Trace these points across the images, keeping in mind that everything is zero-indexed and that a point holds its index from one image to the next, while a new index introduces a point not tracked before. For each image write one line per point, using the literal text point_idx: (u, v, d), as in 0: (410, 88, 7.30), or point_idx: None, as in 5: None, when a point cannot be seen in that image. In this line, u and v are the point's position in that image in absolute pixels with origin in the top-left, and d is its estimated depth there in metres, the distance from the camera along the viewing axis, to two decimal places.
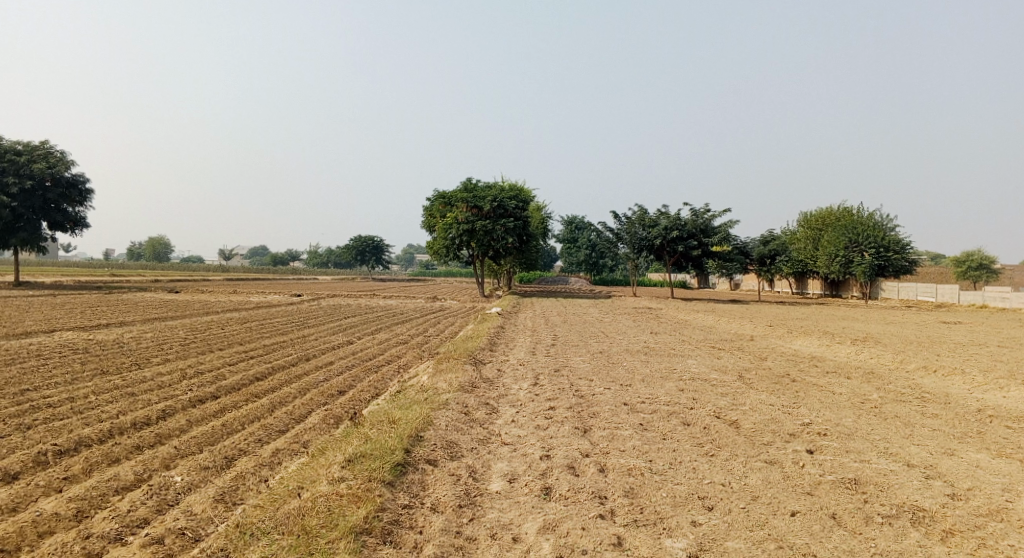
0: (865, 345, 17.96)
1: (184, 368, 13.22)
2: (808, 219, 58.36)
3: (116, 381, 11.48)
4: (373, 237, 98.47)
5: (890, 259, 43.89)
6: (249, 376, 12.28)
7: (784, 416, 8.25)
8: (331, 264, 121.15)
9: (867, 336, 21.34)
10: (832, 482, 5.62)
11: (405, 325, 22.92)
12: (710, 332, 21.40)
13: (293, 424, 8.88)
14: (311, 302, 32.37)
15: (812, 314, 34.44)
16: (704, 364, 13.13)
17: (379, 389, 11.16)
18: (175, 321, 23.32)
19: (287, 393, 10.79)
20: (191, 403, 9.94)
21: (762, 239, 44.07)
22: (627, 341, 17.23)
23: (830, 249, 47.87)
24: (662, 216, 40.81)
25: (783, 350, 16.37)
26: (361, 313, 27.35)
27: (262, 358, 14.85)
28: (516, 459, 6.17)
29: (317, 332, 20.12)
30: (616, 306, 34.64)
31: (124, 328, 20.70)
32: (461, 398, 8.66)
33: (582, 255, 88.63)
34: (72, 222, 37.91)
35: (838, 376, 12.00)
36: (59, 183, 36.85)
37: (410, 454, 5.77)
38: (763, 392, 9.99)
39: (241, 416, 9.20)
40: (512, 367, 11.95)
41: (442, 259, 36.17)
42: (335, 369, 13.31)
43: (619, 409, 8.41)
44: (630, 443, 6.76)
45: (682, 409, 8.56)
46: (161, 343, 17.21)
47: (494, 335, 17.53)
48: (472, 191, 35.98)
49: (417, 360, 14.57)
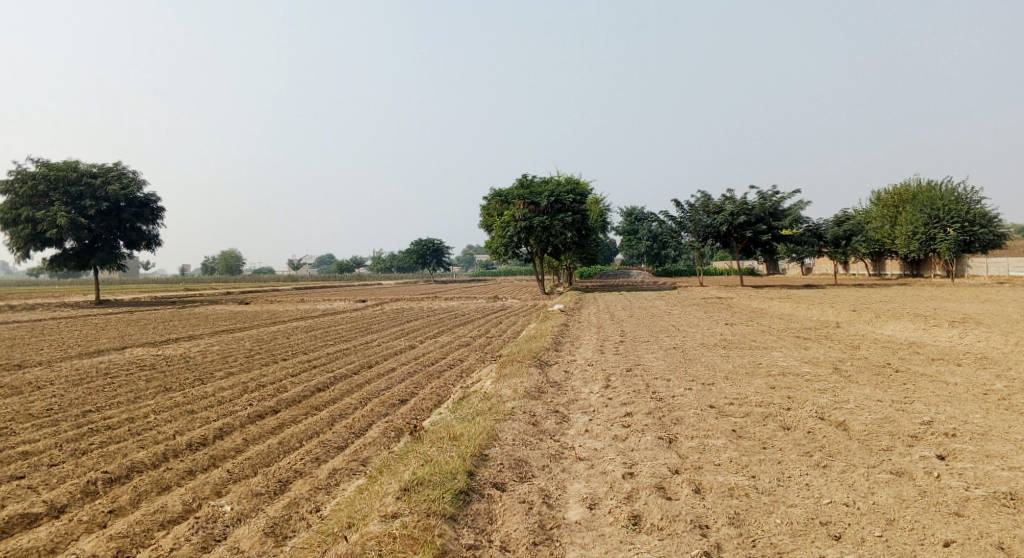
0: (967, 327, 16.33)
1: (245, 381, 13.00)
2: (883, 196, 55.07)
3: (178, 399, 11.29)
4: (431, 239, 98.96)
5: (977, 233, 40.80)
6: (309, 387, 11.91)
7: (899, 414, 7.16)
8: (395, 269, 122.60)
9: (966, 316, 19.49)
10: (984, 497, 4.60)
11: (467, 327, 22.40)
12: (789, 320, 19.99)
13: (351, 439, 8.35)
14: (374, 308, 32.37)
15: (896, 295, 32.23)
16: (791, 356, 12.01)
17: (443, 397, 10.56)
18: (242, 332, 23.46)
19: (347, 404, 10.32)
20: (249, 419, 9.58)
21: (835, 219, 41.59)
22: (701, 334, 16.16)
23: (909, 226, 44.97)
24: (726, 201, 39.06)
25: (876, 336, 14.97)
26: (422, 316, 26.98)
27: (324, 367, 14.54)
28: (595, 478, 5.39)
29: (379, 338, 19.80)
30: (683, 296, 33.25)
31: (192, 342, 20.91)
32: (528, 406, 7.94)
33: (643, 247, 86.64)
34: (146, 241, 39.13)
35: (948, 364, 10.64)
36: (133, 202, 38.05)
37: (474, 478, 5.07)
38: (868, 387, 8.85)
39: (298, 432, 8.75)
40: (581, 369, 11.13)
41: (501, 258, 35.59)
42: (397, 377, 12.81)
43: (705, 412, 7.52)
44: (726, 454, 5.89)
45: (778, 410, 7.58)
46: (226, 356, 17.20)
47: (558, 334, 16.67)
48: (528, 188, 35.27)
49: (480, 364, 13.92)
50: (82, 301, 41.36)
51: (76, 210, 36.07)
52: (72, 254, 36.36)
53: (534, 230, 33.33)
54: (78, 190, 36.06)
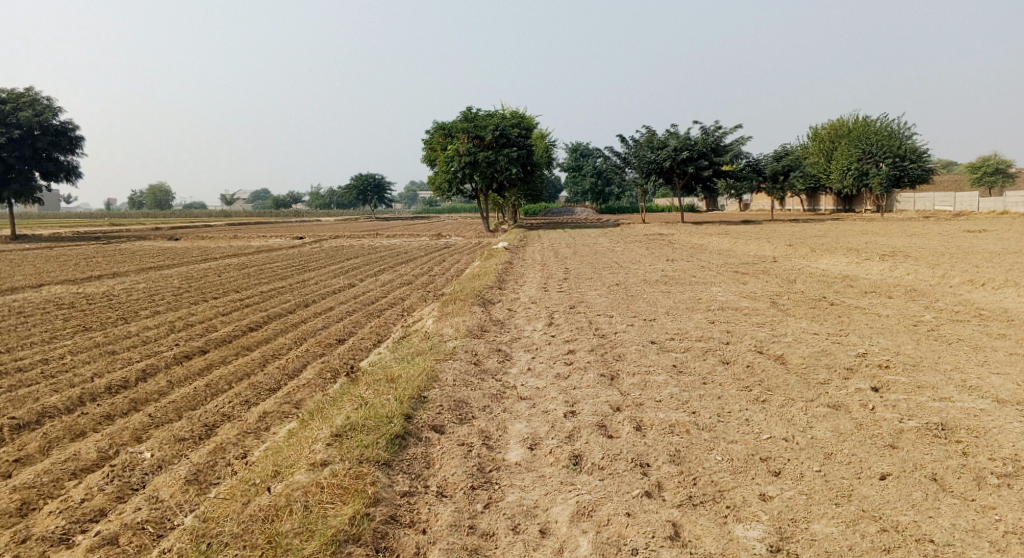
0: (895, 260, 16.92)
1: (173, 321, 12.39)
2: (820, 133, 56.20)
3: (98, 340, 10.64)
4: (373, 174, 96.41)
5: (906, 169, 42.20)
6: (241, 326, 11.41)
7: (834, 347, 7.29)
8: (335, 206, 119.45)
9: (894, 250, 20.22)
10: (917, 429, 4.68)
11: (409, 264, 21.96)
12: (728, 255, 20.31)
13: (285, 381, 8.02)
14: (313, 245, 31.48)
15: (829, 229, 33.25)
16: (731, 291, 12.18)
17: (382, 336, 10.26)
18: (172, 270, 22.41)
19: (281, 344, 9.93)
20: (176, 361, 9.10)
21: (774, 155, 42.25)
22: (643, 270, 16.25)
23: (843, 163, 46.14)
24: (669, 137, 39.10)
25: (811, 270, 15.35)
26: (363, 253, 26.32)
27: (258, 305, 14.01)
28: (536, 418, 5.26)
29: (318, 275, 19.22)
30: (627, 233, 33.44)
31: (117, 280, 19.83)
32: (468, 345, 7.73)
33: (587, 183, 86.71)
34: (65, 172, 36.60)
35: (879, 296, 10.96)
36: (48, 132, 35.42)
37: (410, 421, 4.86)
38: (804, 320, 9.01)
39: (229, 374, 8.35)
40: (524, 306, 10.98)
41: (444, 194, 34.87)
42: (335, 315, 12.44)
43: (646, 349, 7.48)
44: (667, 391, 5.84)
45: (718, 345, 7.60)
46: (153, 294, 16.38)
47: (502, 271, 16.47)
48: (472, 121, 34.35)
49: (422, 302, 13.62)
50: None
51: None
52: None
53: (478, 165, 32.67)
54: None
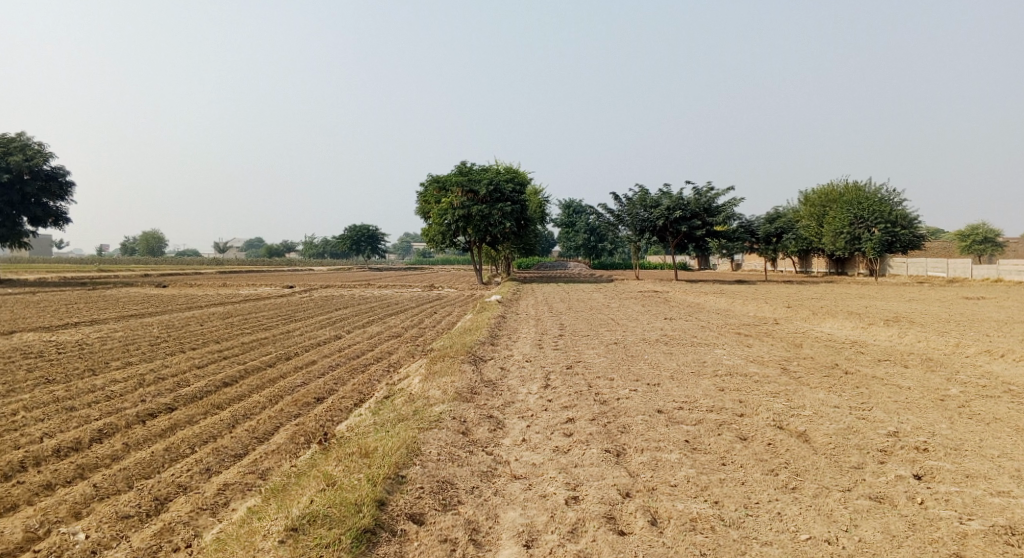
0: (901, 326, 16.32)
1: (143, 374, 11.55)
2: (811, 196, 56.52)
3: (57, 393, 9.78)
4: (366, 225, 96.33)
5: (898, 234, 41.99)
6: (214, 381, 10.59)
7: (861, 424, 6.57)
8: (327, 255, 119.08)
9: (896, 315, 19.66)
10: (983, 533, 4.03)
11: (399, 317, 21.15)
12: (728, 316, 19.69)
13: (253, 445, 7.25)
14: (302, 294, 30.72)
15: (824, 292, 32.81)
16: (735, 354, 11.49)
17: (365, 395, 9.47)
18: (152, 318, 21.53)
19: (254, 403, 9.11)
20: (137, 420, 8.27)
21: (767, 217, 42.18)
22: (641, 329, 15.62)
23: (836, 226, 46.11)
24: (663, 196, 39.03)
25: (815, 335, 14.71)
26: (353, 304, 25.62)
27: (236, 359, 13.18)
28: (532, 503, 4.54)
29: (304, 327, 18.43)
30: (621, 289, 32.95)
31: (94, 327, 19.03)
32: (457, 410, 6.99)
33: (581, 239, 86.86)
34: (54, 217, 36.02)
35: (894, 365, 10.25)
36: (38, 175, 34.93)
37: (384, 510, 4.19)
38: (821, 391, 8.30)
39: (191, 436, 7.53)
40: (517, 365, 10.24)
41: (438, 247, 34.38)
42: (316, 370, 11.63)
43: (654, 419, 6.76)
44: (682, 473, 5.13)
45: (732, 417, 6.88)
46: (128, 343, 15.55)
47: (494, 326, 15.76)
48: (468, 175, 34.17)
49: (409, 358, 12.83)
50: None
51: None
52: None
53: (472, 219, 32.34)
54: None
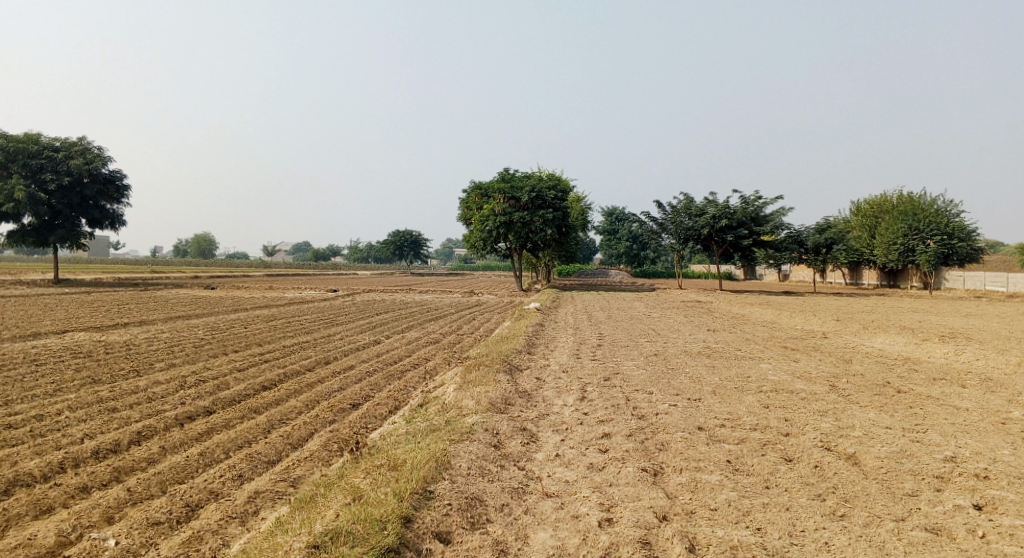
0: (959, 343, 15.57)
1: (186, 375, 11.74)
2: (863, 206, 54.87)
3: (102, 394, 10.00)
4: (409, 231, 97.31)
5: (955, 247, 40.36)
6: (253, 384, 10.69)
7: (917, 447, 6.21)
8: (371, 260, 120.65)
9: (953, 331, 18.80)
10: None
11: (438, 323, 21.16)
12: (773, 328, 19.14)
13: (286, 452, 7.25)
14: (344, 298, 31.07)
15: (875, 306, 31.68)
16: (781, 369, 11.09)
17: (400, 402, 9.40)
18: (198, 319, 22.00)
19: (290, 408, 9.14)
20: (175, 423, 8.38)
21: (816, 227, 41.04)
22: (682, 340, 15.26)
23: (888, 237, 44.61)
24: (708, 205, 38.34)
25: (866, 350, 14.14)
26: (393, 309, 25.80)
27: (275, 362, 13.31)
28: (563, 525, 4.39)
29: (344, 331, 18.56)
30: (663, 299, 32.39)
31: (143, 328, 19.53)
32: (490, 421, 6.85)
33: (623, 247, 86.08)
34: (110, 219, 37.27)
35: (952, 385, 9.73)
36: (97, 179, 36.18)
37: (407, 532, 4.13)
38: (872, 410, 7.90)
39: (226, 441, 7.58)
40: (554, 376, 10.06)
41: (478, 253, 34.42)
42: (353, 376, 11.64)
43: (693, 437, 6.51)
44: (722, 497, 4.91)
45: (777, 437, 6.57)
46: (173, 345, 15.89)
47: (532, 335, 15.60)
48: (509, 181, 34.15)
49: (446, 365, 12.76)
50: (40, 279, 39.40)
51: (35, 183, 34.19)
52: (30, 230, 34.46)
53: (513, 226, 32.27)
54: (38, 163, 34.29)
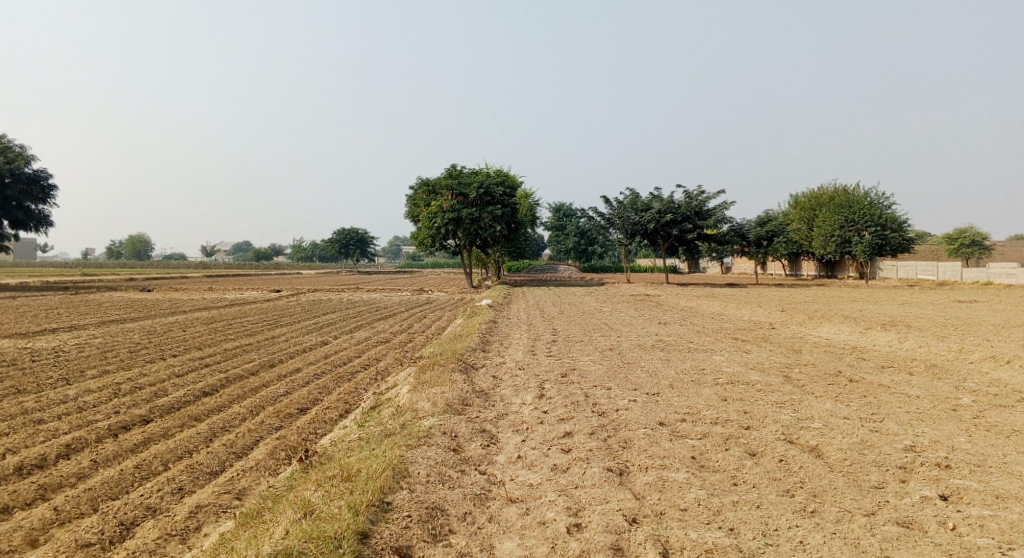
0: (899, 331, 16.03)
1: (120, 382, 11.04)
2: (801, 199, 56.56)
3: (26, 404, 9.28)
4: (355, 229, 95.71)
5: (888, 238, 41.92)
6: (193, 391, 10.11)
7: (877, 437, 6.22)
8: (317, 259, 118.30)
9: (892, 320, 19.40)
10: None
11: (388, 321, 20.67)
12: (722, 320, 19.37)
13: (230, 462, 6.81)
14: (289, 298, 30.18)
15: (816, 296, 32.59)
16: (735, 361, 11.13)
17: (351, 406, 9.01)
18: (133, 323, 20.93)
19: (234, 414, 8.66)
20: (108, 433, 7.80)
21: (758, 220, 42.01)
22: (635, 334, 15.26)
23: (826, 229, 46.04)
24: (655, 199, 38.77)
25: (813, 340, 14.38)
26: (341, 308, 25.15)
27: (217, 366, 12.69)
28: (530, 532, 4.18)
29: (290, 332, 17.92)
30: (613, 293, 32.62)
31: (72, 333, 18.43)
32: (447, 424, 6.57)
33: (571, 242, 86.71)
34: (36, 220, 35.30)
35: (900, 373, 9.92)
36: (21, 178, 34.22)
37: (366, 548, 3.86)
38: (828, 401, 7.94)
39: (165, 451, 7.07)
40: (510, 374, 9.83)
41: (427, 250, 33.94)
42: (301, 379, 11.17)
43: (656, 433, 6.37)
44: (693, 495, 4.78)
45: (738, 430, 6.50)
46: (106, 350, 15.02)
47: (485, 332, 15.34)
48: (457, 177, 33.76)
49: (397, 365, 12.39)
50: None
51: None
52: None
53: (462, 222, 31.92)
54: None
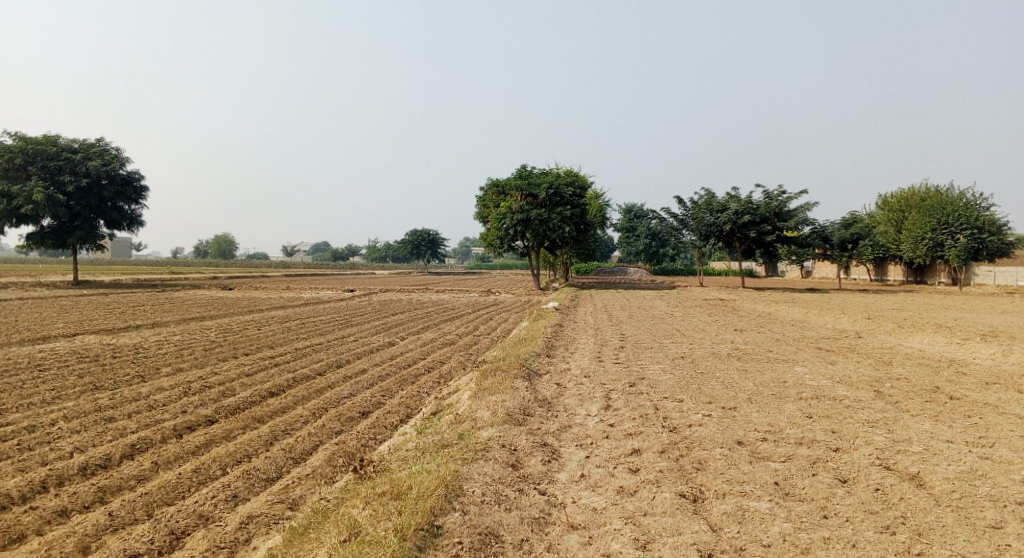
0: (1002, 343, 14.67)
1: (191, 381, 11.25)
2: (889, 200, 53.51)
3: (101, 401, 9.52)
4: (426, 230, 97.01)
5: (986, 242, 39.04)
6: (258, 391, 10.15)
7: (991, 466, 5.49)
8: (389, 259, 120.56)
9: (994, 330, 17.87)
10: None
11: (454, 323, 20.51)
12: (803, 328, 18.31)
13: (287, 467, 6.71)
14: (360, 298, 30.59)
15: (906, 303, 30.58)
16: (818, 373, 10.33)
17: (412, 410, 8.82)
18: (211, 321, 21.54)
19: (295, 417, 8.60)
20: (173, 434, 7.85)
21: (842, 222, 39.94)
22: (709, 341, 14.52)
23: (915, 232, 43.33)
24: (731, 200, 37.42)
25: (905, 351, 13.30)
26: (409, 308, 25.28)
27: (285, 366, 12.78)
28: None
29: (358, 333, 18.03)
30: (684, 297, 31.62)
31: (154, 331, 19.09)
32: (507, 436, 6.23)
33: (642, 244, 85.23)
34: (128, 221, 37.16)
35: (1009, 391, 8.95)
36: (115, 181, 36.07)
37: None
38: (927, 421, 7.16)
39: (224, 455, 7.04)
40: (575, 382, 9.41)
41: (495, 251, 33.81)
42: (364, 381, 11.07)
43: (734, 454, 5.83)
44: (775, 530, 4.30)
45: (827, 453, 5.88)
46: (183, 348, 15.43)
47: (551, 336, 14.95)
48: (526, 178, 33.49)
49: (461, 369, 12.15)
50: (59, 281, 39.38)
51: (55, 186, 34.09)
52: (49, 232, 34.40)
53: (530, 223, 31.64)
54: (56, 165, 34.16)
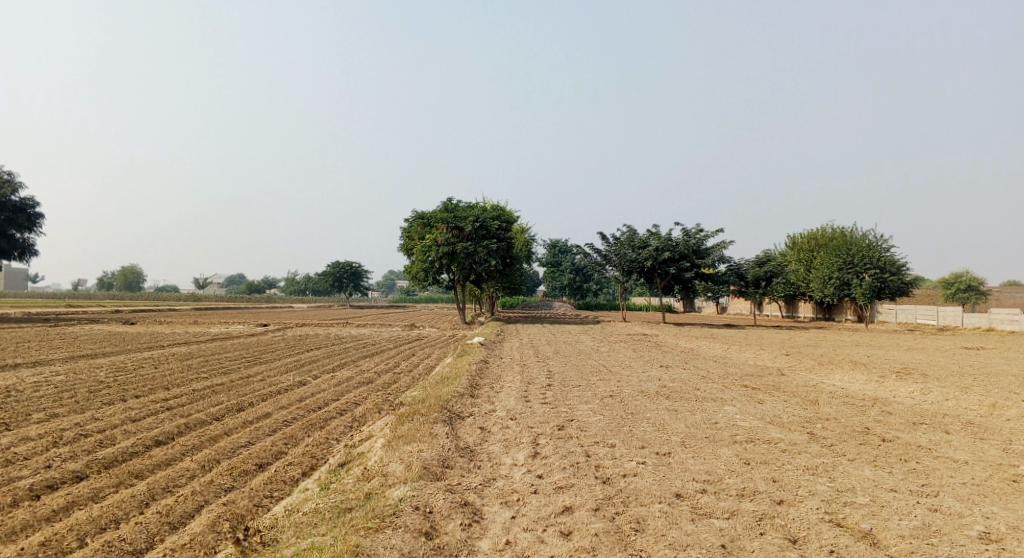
0: (915, 380, 14.95)
1: (64, 428, 9.85)
2: (799, 240, 55.97)
3: None
4: (349, 262, 94.68)
5: (887, 280, 41.07)
6: (144, 440, 8.93)
7: (944, 519, 5.14)
8: (309, 292, 116.90)
9: (905, 366, 18.36)
10: None
11: (374, 360, 19.44)
12: (726, 364, 18.27)
13: (162, 535, 5.70)
14: (274, 333, 28.93)
15: (819, 339, 31.46)
16: (748, 414, 10.02)
17: (318, 461, 7.88)
18: (101, 359, 19.54)
19: (181, 471, 7.51)
20: (27, 495, 6.65)
21: (756, 260, 41.25)
22: (637, 378, 14.15)
23: (824, 270, 45.24)
24: (652, 237, 37.96)
25: (829, 389, 13.26)
26: (325, 344, 23.97)
27: (179, 409, 11.51)
28: None
29: (268, 371, 16.72)
30: (609, 332, 31.56)
31: (34, 370, 17.09)
32: (423, 495, 5.47)
33: (566, 279, 85.95)
34: (19, 249, 34.11)
35: (936, 431, 8.85)
36: (4, 206, 33.12)
37: None
38: (866, 467, 6.84)
39: (87, 520, 5.94)
40: (499, 426, 8.70)
41: (419, 284, 32.89)
42: (267, 426, 10.00)
43: (674, 511, 5.26)
44: None
45: (772, 507, 5.41)
46: (63, 389, 13.78)
47: (475, 374, 14.16)
48: (452, 212, 33.01)
49: (376, 413, 11.22)
50: None
51: None
52: None
53: (456, 256, 30.97)
54: None
